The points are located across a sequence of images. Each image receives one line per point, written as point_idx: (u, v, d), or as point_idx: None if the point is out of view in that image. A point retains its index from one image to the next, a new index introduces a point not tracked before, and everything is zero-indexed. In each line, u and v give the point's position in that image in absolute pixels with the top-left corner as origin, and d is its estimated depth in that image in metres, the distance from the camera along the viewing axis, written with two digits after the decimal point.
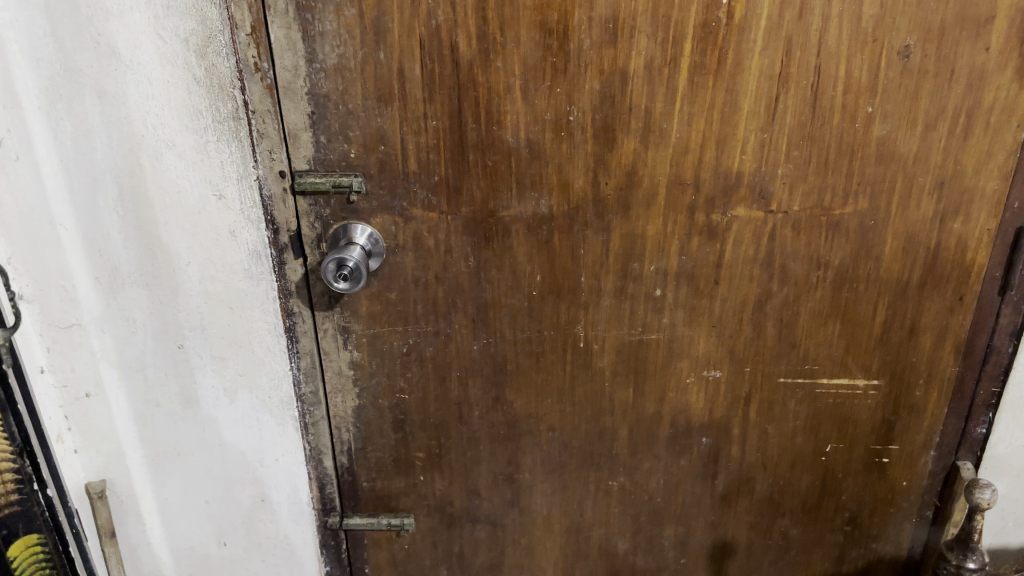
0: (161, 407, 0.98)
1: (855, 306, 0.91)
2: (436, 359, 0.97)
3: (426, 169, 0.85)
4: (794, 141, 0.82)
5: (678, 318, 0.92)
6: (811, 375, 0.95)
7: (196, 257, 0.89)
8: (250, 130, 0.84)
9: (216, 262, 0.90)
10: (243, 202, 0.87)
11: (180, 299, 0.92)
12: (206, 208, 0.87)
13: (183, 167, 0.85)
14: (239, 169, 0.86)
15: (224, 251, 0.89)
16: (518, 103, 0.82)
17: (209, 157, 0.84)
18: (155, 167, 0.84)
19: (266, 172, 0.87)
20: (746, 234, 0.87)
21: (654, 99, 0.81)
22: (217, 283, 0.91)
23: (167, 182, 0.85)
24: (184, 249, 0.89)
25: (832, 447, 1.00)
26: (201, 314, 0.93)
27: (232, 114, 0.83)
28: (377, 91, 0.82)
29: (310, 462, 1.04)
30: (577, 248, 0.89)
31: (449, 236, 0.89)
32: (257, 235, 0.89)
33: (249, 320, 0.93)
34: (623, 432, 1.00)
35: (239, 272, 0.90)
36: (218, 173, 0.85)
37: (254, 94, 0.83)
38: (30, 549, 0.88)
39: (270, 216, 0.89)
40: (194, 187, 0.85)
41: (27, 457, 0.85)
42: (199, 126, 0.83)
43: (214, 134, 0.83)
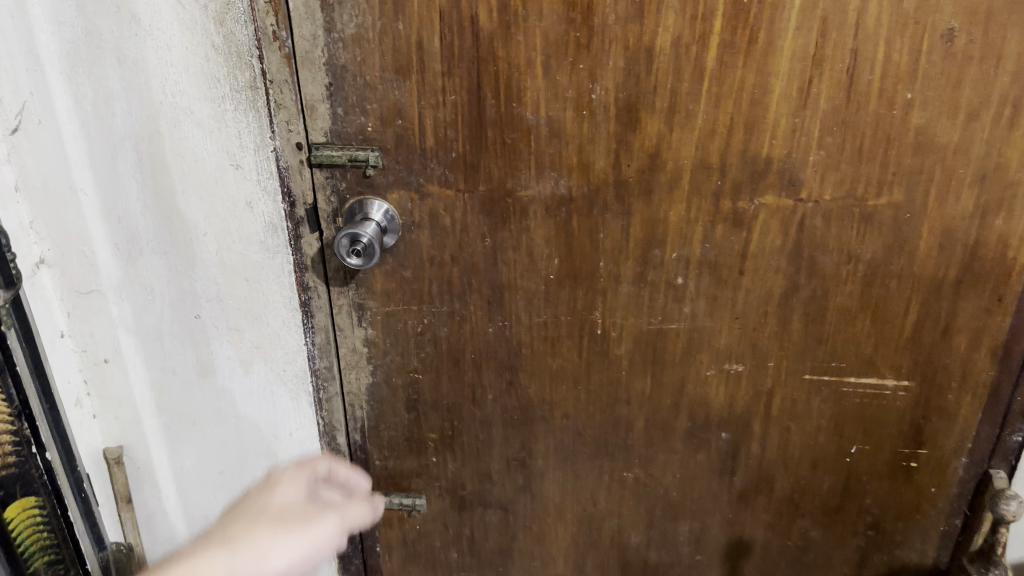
0: (177, 374, 0.99)
1: (887, 303, 0.87)
2: (451, 340, 0.95)
3: (443, 144, 0.83)
4: (827, 126, 0.78)
5: (699, 308, 0.89)
6: (838, 373, 0.91)
7: (213, 227, 0.89)
8: (267, 100, 0.83)
9: (233, 233, 0.90)
10: (259, 172, 0.86)
11: (197, 269, 0.92)
12: (223, 178, 0.86)
13: (200, 136, 0.84)
14: (256, 140, 0.85)
15: (241, 222, 0.89)
16: (538, 79, 0.79)
17: (226, 126, 0.84)
18: (173, 136, 0.84)
19: (283, 144, 0.86)
20: (773, 223, 0.83)
21: (681, 79, 0.78)
22: (234, 254, 0.91)
23: (185, 151, 0.85)
24: (201, 218, 0.89)
25: (857, 448, 0.96)
26: (217, 285, 0.93)
27: (250, 83, 0.82)
28: (395, 62, 0.80)
29: (324, 437, 1.03)
30: (596, 232, 0.86)
31: (465, 214, 0.87)
32: (273, 207, 0.88)
33: (264, 292, 0.93)
34: (639, 423, 0.97)
35: (255, 243, 0.90)
36: (235, 142, 0.85)
37: (272, 64, 0.81)
38: (26, 512, 0.88)
39: (287, 189, 0.88)
40: (211, 156, 0.85)
41: (27, 419, 0.86)
42: (216, 94, 0.82)
43: (231, 103, 0.83)
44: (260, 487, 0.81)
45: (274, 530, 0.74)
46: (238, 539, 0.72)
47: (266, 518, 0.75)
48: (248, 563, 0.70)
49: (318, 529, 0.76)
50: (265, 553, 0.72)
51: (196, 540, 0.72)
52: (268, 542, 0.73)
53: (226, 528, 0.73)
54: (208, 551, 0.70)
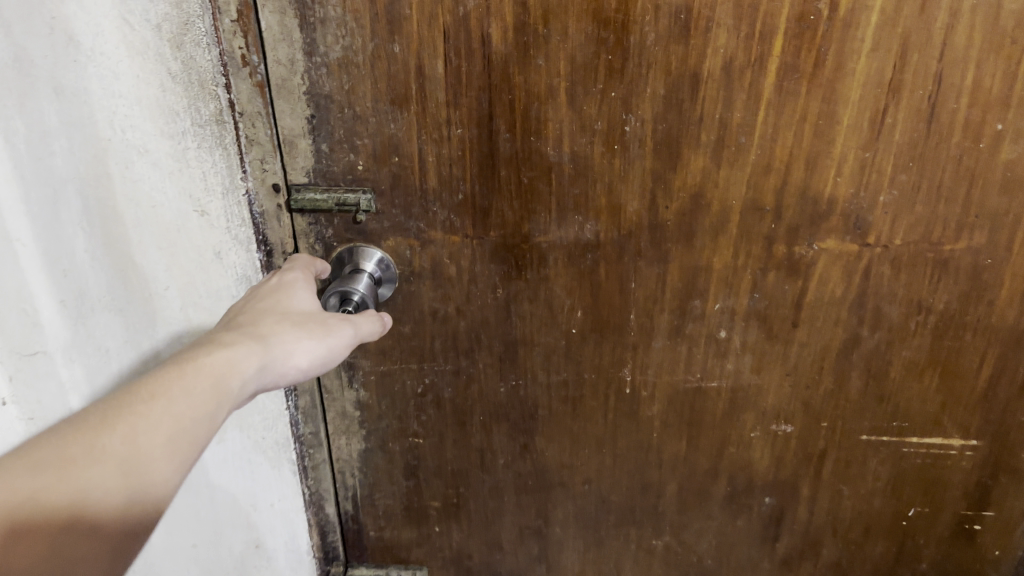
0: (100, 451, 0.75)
1: (958, 357, 0.76)
2: (456, 401, 0.83)
3: (448, 185, 0.71)
4: (901, 162, 0.67)
5: (744, 365, 0.78)
6: (897, 433, 0.81)
7: (175, 279, 0.73)
8: (236, 135, 0.70)
9: (198, 286, 0.74)
10: (229, 219, 0.72)
11: (159, 329, 0.73)
12: (186, 227, 0.71)
13: (158, 178, 0.68)
14: (223, 182, 0.71)
15: (207, 275, 0.74)
16: (562, 109, 0.67)
17: (189, 166, 0.68)
18: (124, 173, 0.66)
19: (256, 184, 0.73)
20: (834, 271, 0.72)
21: (732, 108, 0.65)
22: (201, 310, 0.75)
23: (137, 195, 0.67)
24: (161, 270, 0.72)
25: (915, 511, 0.85)
26: (182, 344, 0.75)
27: (216, 116, 0.68)
28: (390, 91, 0.67)
29: (310, 508, 0.90)
30: (627, 281, 0.74)
31: (473, 263, 0.74)
32: (246, 257, 0.75)
33: None
34: (671, 488, 0.86)
35: (225, 297, 0.76)
36: (200, 185, 0.70)
37: (241, 93, 0.68)
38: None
39: (262, 235, 0.75)
40: (171, 201, 0.69)
41: None
42: (176, 130, 0.66)
43: (194, 140, 0.68)
44: (272, 286, 0.66)
45: (295, 330, 0.61)
46: (266, 332, 0.59)
47: (289, 317, 0.62)
48: (277, 368, 0.58)
49: (335, 333, 0.63)
50: (288, 350, 0.59)
51: (260, 321, 0.60)
52: (293, 340, 0.60)
53: (256, 323, 0.60)
54: (230, 354, 0.55)
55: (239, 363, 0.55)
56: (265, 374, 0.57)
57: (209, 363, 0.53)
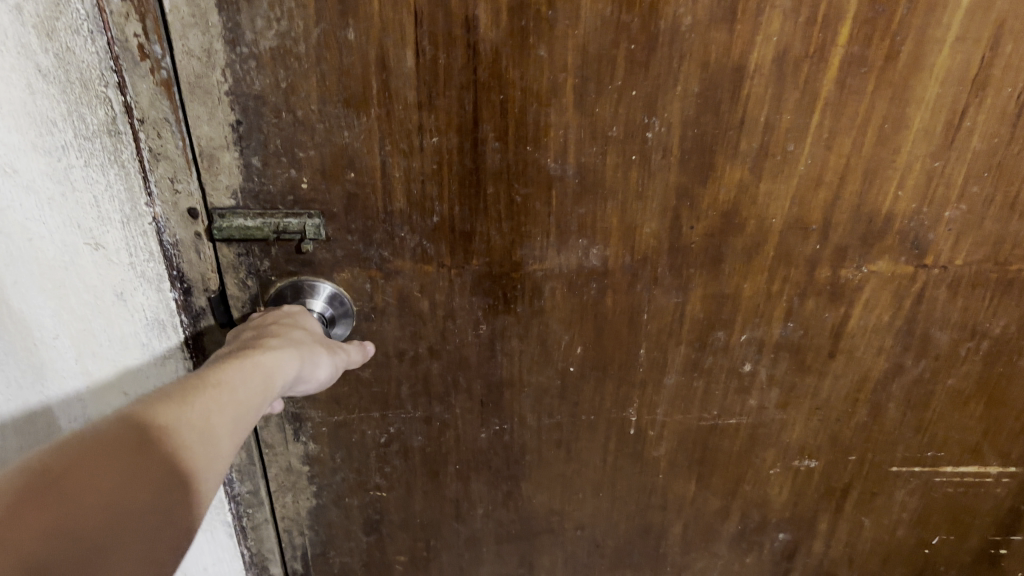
0: None
1: (1009, 384, 0.66)
2: (427, 450, 0.69)
3: (419, 205, 0.56)
4: (974, 173, 0.55)
5: (769, 399, 0.67)
6: (931, 464, 0.72)
7: (67, 327, 0.56)
8: (136, 149, 0.51)
9: (97, 332, 0.57)
10: (133, 253, 0.54)
11: (47, 379, 0.58)
12: (76, 264, 0.53)
13: (33, 205, 0.50)
14: (123, 209, 0.52)
15: (108, 320, 0.56)
16: (568, 112, 0.52)
17: (74, 190, 0.51)
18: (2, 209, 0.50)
19: (166, 209, 0.54)
20: (882, 295, 0.61)
21: (780, 109, 0.52)
22: (102, 361, 0.58)
23: (8, 227, 0.50)
24: (46, 316, 0.55)
25: (940, 540, 0.77)
26: (79, 399, 0.59)
27: (106, 124, 0.50)
28: (341, 90, 0.51)
29: (252, 570, 0.76)
30: (638, 312, 0.61)
31: (451, 296, 0.60)
32: (157, 296, 0.57)
33: None
34: (675, 528, 0.76)
35: (133, 345, 0.58)
36: (89, 212, 0.52)
37: (141, 94, 0.50)
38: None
39: (176, 270, 0.57)
40: (52, 234, 0.52)
41: None
42: (53, 144, 0.49)
43: (79, 157, 0.50)
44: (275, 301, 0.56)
45: (316, 341, 0.52)
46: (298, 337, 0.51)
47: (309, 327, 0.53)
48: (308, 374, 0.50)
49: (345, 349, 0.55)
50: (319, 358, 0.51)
51: (285, 329, 0.51)
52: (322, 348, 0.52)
53: (283, 325, 0.52)
54: (282, 352, 0.47)
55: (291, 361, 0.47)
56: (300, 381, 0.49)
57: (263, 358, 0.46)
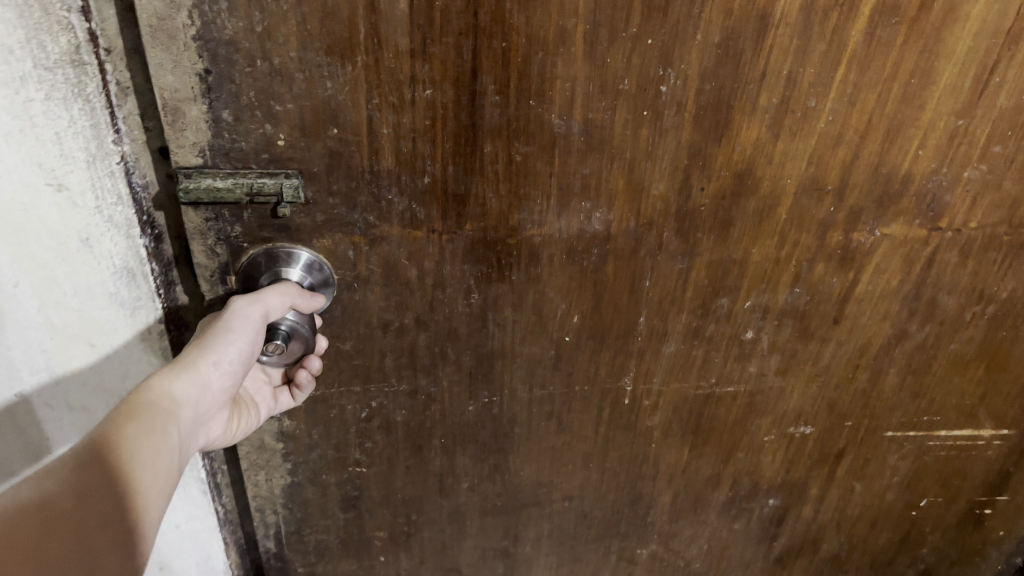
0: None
1: (1010, 348, 0.65)
2: (411, 425, 0.65)
3: (409, 165, 0.51)
4: (998, 132, 0.52)
5: (769, 366, 0.64)
6: (925, 428, 0.71)
7: (27, 275, 0.46)
8: (101, 81, 0.44)
9: (61, 280, 0.47)
10: (101, 196, 0.46)
11: (5, 332, 0.47)
12: (32, 213, 0.44)
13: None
14: (89, 147, 0.44)
15: (73, 269, 0.47)
16: (577, 63, 0.47)
17: (33, 125, 0.41)
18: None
19: (134, 147, 0.48)
20: (894, 259, 0.58)
21: (804, 62, 0.48)
22: (67, 313, 0.48)
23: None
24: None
25: (927, 502, 0.77)
26: (43, 352, 0.49)
27: (70, 51, 0.42)
28: (326, 36, 0.45)
29: (228, 527, 0.71)
30: (640, 279, 0.58)
31: (441, 264, 0.56)
32: (130, 244, 0.49)
33: (122, 367, 0.53)
34: (665, 497, 0.74)
35: (100, 296, 0.49)
36: (52, 150, 0.43)
37: (106, 22, 0.44)
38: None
39: (146, 212, 0.50)
40: (9, 173, 0.42)
41: None
42: (9, 72, 0.39)
43: (38, 87, 0.41)
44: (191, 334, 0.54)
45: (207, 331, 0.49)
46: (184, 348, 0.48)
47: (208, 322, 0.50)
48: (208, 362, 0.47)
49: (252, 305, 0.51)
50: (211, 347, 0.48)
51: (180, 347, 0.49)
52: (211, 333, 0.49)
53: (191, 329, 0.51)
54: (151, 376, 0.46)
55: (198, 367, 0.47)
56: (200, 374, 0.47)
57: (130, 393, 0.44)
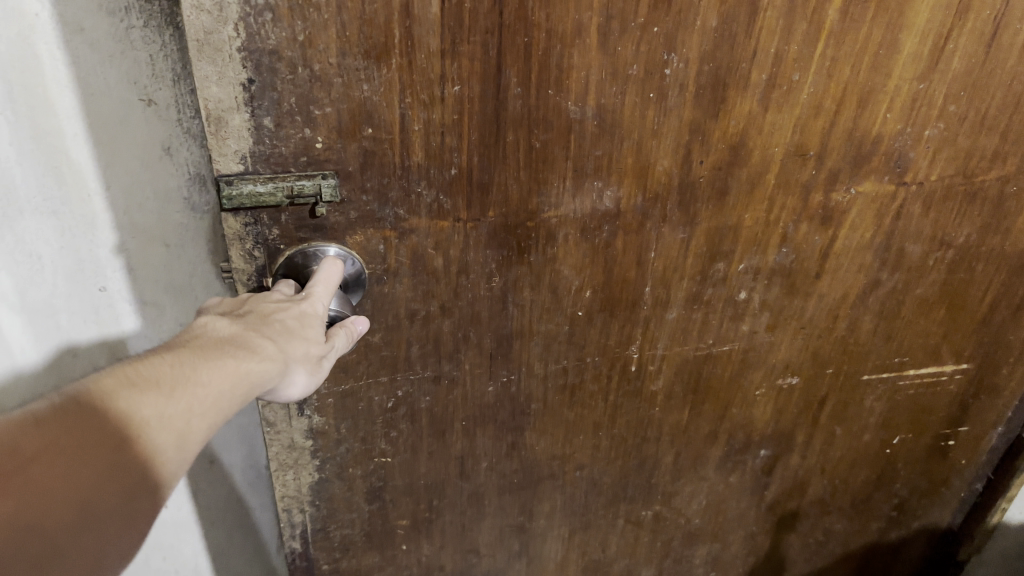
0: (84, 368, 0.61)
1: (967, 288, 0.73)
2: (434, 411, 0.69)
3: (438, 159, 0.54)
4: (953, 93, 0.59)
5: (760, 324, 0.70)
6: (896, 369, 0.78)
7: (118, 180, 0.56)
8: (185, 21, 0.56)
9: (144, 182, 0.58)
10: (180, 110, 0.58)
11: (97, 232, 0.56)
12: (130, 119, 0.55)
13: (95, 62, 0.52)
14: (173, 69, 0.56)
15: (154, 174, 0.59)
16: (591, 52, 0.51)
17: (133, 48, 0.54)
18: (47, 58, 0.49)
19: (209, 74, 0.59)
20: (868, 215, 0.65)
21: (789, 40, 0.54)
22: (149, 214, 0.59)
23: (68, 81, 0.51)
24: (98, 170, 0.54)
25: (899, 438, 0.85)
26: (125, 250, 0.58)
27: None
28: (363, 41, 0.48)
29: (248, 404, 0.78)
30: (646, 251, 0.62)
31: (466, 251, 0.59)
32: (198, 151, 0.61)
33: (189, 259, 0.64)
34: (668, 458, 0.79)
35: (175, 198, 0.61)
36: (145, 68, 0.55)
37: None
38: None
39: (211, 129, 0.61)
40: (114, 88, 0.53)
41: None
42: (117, 5, 0.52)
43: (139, 17, 0.53)
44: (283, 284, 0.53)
45: (304, 346, 0.48)
46: (284, 341, 0.47)
47: (304, 330, 0.49)
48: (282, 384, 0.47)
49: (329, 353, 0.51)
50: (297, 372, 0.48)
51: (272, 321, 0.48)
52: (302, 360, 0.48)
53: (277, 310, 0.49)
54: (258, 359, 0.44)
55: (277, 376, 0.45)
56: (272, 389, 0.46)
57: (242, 364, 0.43)
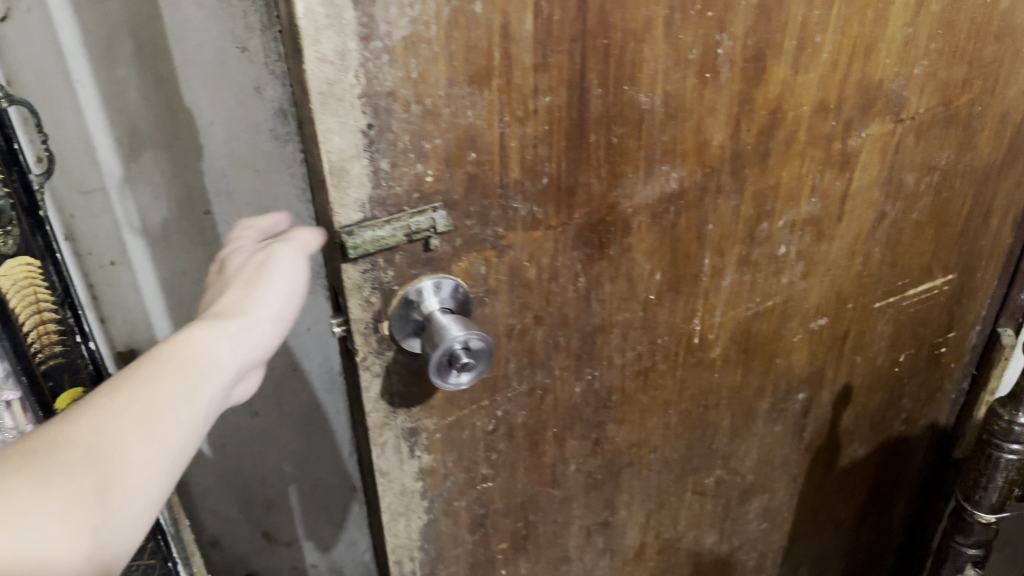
0: (187, 275, 0.87)
1: (949, 205, 0.82)
2: (529, 424, 0.70)
3: (531, 171, 0.56)
4: (933, 32, 0.67)
5: (796, 274, 0.76)
6: (900, 291, 0.86)
7: (218, 117, 0.79)
8: None
9: (240, 121, 0.79)
10: (268, 56, 0.77)
11: (204, 159, 0.81)
12: (227, 63, 0.76)
13: (203, 20, 0.74)
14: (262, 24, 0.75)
15: (247, 110, 0.79)
16: (658, 44, 0.55)
17: (231, 7, 0.74)
18: (168, 19, 0.73)
19: None
20: (875, 154, 0.72)
21: (812, 5, 0.60)
22: (241, 143, 0.81)
23: (184, 36, 0.74)
24: (205, 107, 0.78)
25: (905, 355, 0.94)
26: (225, 176, 0.82)
27: None
28: (468, 68, 0.50)
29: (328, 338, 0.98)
30: (705, 224, 0.67)
31: (556, 257, 0.61)
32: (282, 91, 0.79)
33: (274, 183, 0.84)
34: (725, 420, 0.84)
35: (263, 131, 0.81)
36: (240, 22, 0.75)
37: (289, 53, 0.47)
38: (78, 405, 0.77)
39: None
40: (215, 41, 0.75)
41: (68, 308, 0.75)
42: None
43: None
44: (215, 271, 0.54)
45: (241, 293, 0.50)
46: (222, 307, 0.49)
47: (236, 283, 0.50)
48: (244, 331, 0.48)
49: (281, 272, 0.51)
50: (252, 312, 0.49)
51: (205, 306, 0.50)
52: (247, 300, 0.49)
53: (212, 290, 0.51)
54: (192, 331, 0.46)
55: (221, 335, 0.47)
56: (241, 340, 0.48)
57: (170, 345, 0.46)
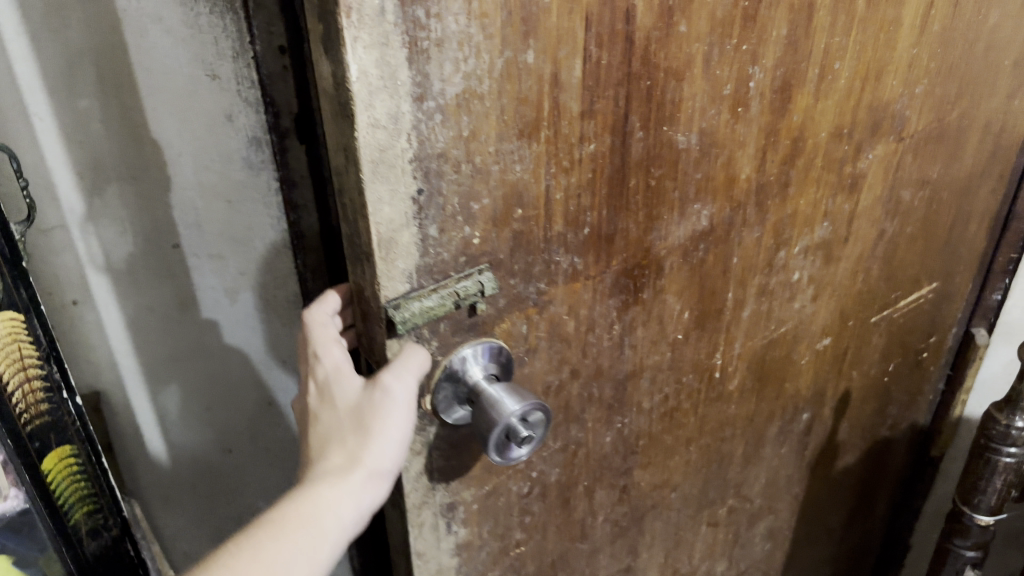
0: (155, 311, 0.68)
1: (937, 216, 0.83)
2: (562, 480, 0.66)
3: (574, 222, 0.53)
4: (933, 51, 0.68)
5: (807, 298, 0.75)
6: (893, 303, 0.87)
7: (190, 147, 0.62)
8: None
9: (210, 153, 0.62)
10: (243, 83, 0.60)
11: (172, 193, 0.63)
12: (198, 93, 0.60)
13: (169, 46, 0.57)
14: (235, 45, 0.59)
15: (217, 140, 0.62)
16: (697, 82, 0.53)
17: (200, 30, 0.58)
18: (131, 48, 0.57)
19: (265, 48, 0.58)
20: (880, 174, 0.72)
21: (834, 32, 0.58)
22: (212, 174, 0.63)
23: (149, 63, 0.58)
24: (173, 138, 0.61)
25: (894, 364, 0.95)
26: (195, 209, 0.64)
27: None
28: (518, 121, 0.46)
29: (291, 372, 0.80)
30: (730, 258, 0.65)
31: (593, 307, 0.58)
32: (258, 119, 0.62)
33: (248, 215, 0.66)
34: (739, 449, 0.82)
35: (236, 162, 0.63)
36: (210, 46, 0.58)
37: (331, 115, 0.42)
38: (70, 464, 0.62)
39: (272, 97, 0.60)
40: (183, 68, 0.58)
41: (55, 360, 0.60)
42: None
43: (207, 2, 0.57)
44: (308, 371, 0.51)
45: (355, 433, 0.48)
46: (340, 451, 0.48)
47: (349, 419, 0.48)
48: (361, 483, 0.47)
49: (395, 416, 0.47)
50: (368, 462, 0.47)
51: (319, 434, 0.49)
52: (363, 447, 0.47)
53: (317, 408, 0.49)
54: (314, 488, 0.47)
55: (342, 491, 0.47)
56: (359, 492, 0.47)
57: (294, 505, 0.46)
